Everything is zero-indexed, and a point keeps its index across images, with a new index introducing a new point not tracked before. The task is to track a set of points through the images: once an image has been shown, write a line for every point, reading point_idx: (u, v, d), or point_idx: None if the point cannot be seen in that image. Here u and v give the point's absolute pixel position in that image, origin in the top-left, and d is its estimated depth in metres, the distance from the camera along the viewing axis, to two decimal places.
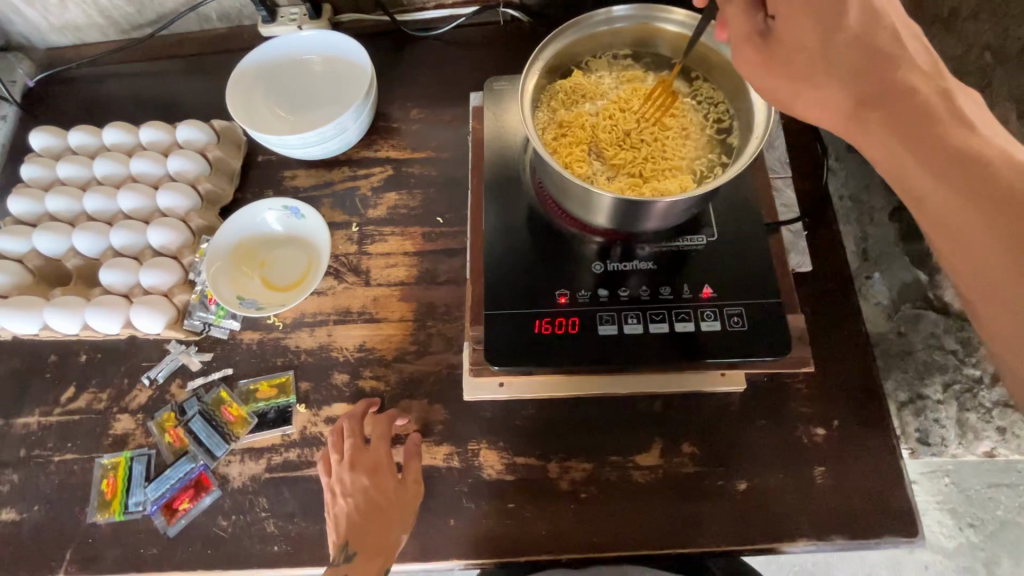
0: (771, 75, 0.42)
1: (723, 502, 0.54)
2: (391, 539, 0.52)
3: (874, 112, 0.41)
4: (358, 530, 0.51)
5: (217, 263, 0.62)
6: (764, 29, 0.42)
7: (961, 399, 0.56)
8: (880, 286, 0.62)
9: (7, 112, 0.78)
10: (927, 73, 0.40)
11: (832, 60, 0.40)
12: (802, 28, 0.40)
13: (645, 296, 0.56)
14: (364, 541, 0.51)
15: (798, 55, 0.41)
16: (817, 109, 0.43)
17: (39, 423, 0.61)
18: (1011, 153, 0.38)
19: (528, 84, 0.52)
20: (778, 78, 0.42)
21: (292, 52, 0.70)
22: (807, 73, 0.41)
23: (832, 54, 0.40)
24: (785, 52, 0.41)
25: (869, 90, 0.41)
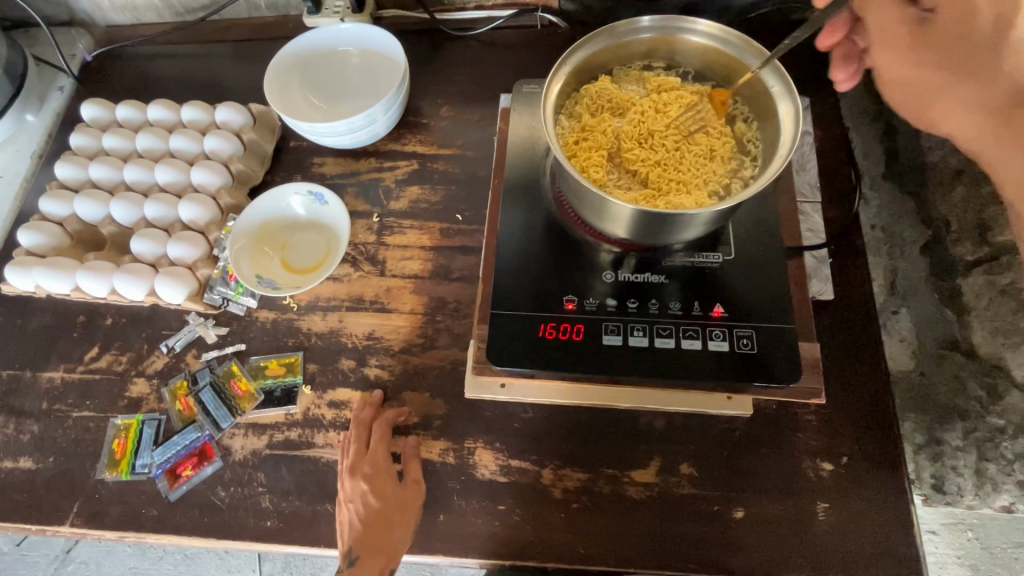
0: (910, 68, 0.40)
1: (718, 529, 0.53)
2: (392, 541, 0.54)
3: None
4: (361, 536, 0.53)
5: (241, 242, 0.64)
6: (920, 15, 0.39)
7: (981, 447, 0.53)
8: (906, 322, 0.59)
9: (64, 83, 0.82)
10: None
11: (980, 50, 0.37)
12: (958, 21, 0.37)
13: (655, 310, 0.55)
14: (365, 547, 0.54)
15: (948, 51, 0.38)
16: (946, 116, 0.40)
17: (62, 378, 0.64)
18: None
19: (554, 87, 0.52)
20: (916, 74, 0.40)
21: (330, 43, 0.72)
22: (959, 78, 0.38)
23: (983, 60, 0.37)
24: (939, 40, 0.38)
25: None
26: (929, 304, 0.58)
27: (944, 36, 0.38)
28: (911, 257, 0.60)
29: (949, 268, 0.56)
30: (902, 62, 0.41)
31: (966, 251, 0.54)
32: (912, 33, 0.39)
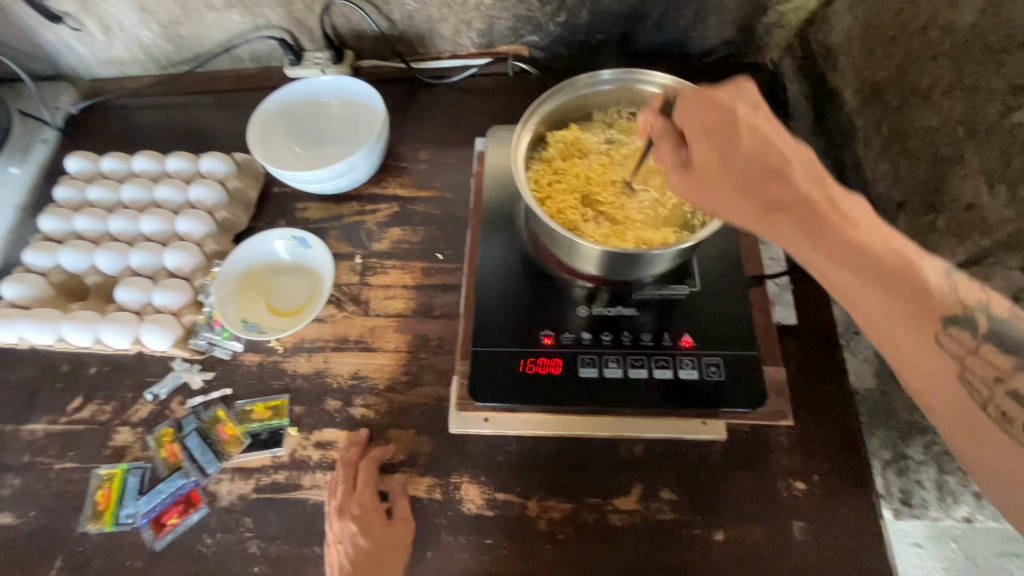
0: (693, 194, 0.47)
1: (699, 553, 0.54)
2: None
3: (782, 216, 0.43)
4: None
5: (226, 287, 0.66)
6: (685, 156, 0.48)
7: (941, 461, 0.55)
8: (867, 342, 0.62)
9: (48, 136, 0.84)
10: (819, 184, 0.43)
11: (731, 175, 0.44)
12: (705, 155, 0.45)
13: (628, 341, 0.58)
14: None
15: (708, 177, 0.46)
16: (731, 221, 0.46)
17: (44, 430, 0.64)
18: (904, 250, 0.40)
19: (523, 138, 0.56)
20: (698, 195, 0.47)
21: (312, 95, 0.75)
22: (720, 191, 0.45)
23: (733, 175, 0.44)
24: (699, 171, 0.46)
25: (777, 200, 0.43)
26: None
27: (703, 167, 0.46)
28: None
29: None
30: (685, 189, 0.47)
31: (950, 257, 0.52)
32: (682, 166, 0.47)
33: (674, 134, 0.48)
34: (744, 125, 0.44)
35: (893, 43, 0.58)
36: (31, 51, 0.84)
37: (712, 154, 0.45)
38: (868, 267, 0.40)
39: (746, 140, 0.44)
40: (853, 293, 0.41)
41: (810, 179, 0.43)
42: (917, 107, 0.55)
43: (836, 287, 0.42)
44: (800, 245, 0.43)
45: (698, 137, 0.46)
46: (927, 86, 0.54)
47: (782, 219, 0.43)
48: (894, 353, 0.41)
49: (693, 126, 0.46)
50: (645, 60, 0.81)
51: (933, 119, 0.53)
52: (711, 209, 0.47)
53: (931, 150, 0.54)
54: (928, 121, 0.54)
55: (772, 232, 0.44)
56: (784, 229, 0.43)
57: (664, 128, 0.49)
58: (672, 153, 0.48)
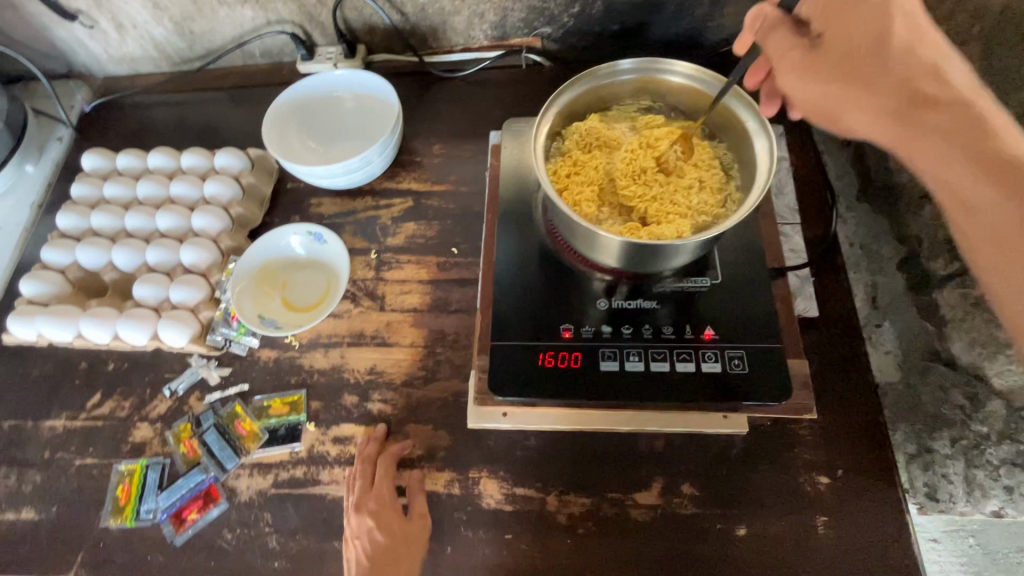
0: (816, 82, 0.44)
1: (722, 548, 0.53)
2: None
3: (925, 112, 0.39)
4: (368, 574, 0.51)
5: (242, 283, 0.65)
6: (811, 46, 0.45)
7: (969, 455, 0.53)
8: (889, 335, 0.61)
9: (63, 134, 0.85)
10: (972, 90, 0.39)
11: (876, 62, 0.41)
12: (842, 38, 0.43)
13: (648, 335, 0.57)
14: None
15: (842, 61, 0.43)
16: (857, 117, 0.43)
17: (64, 426, 0.64)
18: None
19: (542, 127, 0.55)
20: (824, 82, 0.44)
21: (326, 90, 0.75)
22: (854, 77, 0.42)
23: (877, 59, 0.41)
24: (833, 53, 0.43)
25: (922, 92, 0.40)
26: (911, 318, 0.60)
27: (838, 51, 0.43)
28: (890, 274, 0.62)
29: (926, 283, 0.58)
30: (811, 75, 0.44)
31: (940, 266, 0.57)
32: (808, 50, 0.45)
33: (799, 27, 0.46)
34: (900, 9, 0.41)
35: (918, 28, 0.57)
36: (45, 49, 0.85)
37: (854, 35, 0.42)
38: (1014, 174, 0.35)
39: (900, 28, 0.41)
40: (991, 205, 0.36)
41: (964, 83, 0.39)
42: None
43: (970, 197, 0.37)
44: (943, 145, 0.38)
45: (833, 21, 0.43)
46: None
47: (926, 116, 0.39)
48: (1007, 268, 0.35)
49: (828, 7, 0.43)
50: (660, 52, 0.80)
51: None
52: (835, 104, 0.44)
53: None
54: None
55: (905, 131, 0.40)
56: (925, 123, 0.39)
57: (783, 21, 0.47)
58: (795, 42, 0.46)
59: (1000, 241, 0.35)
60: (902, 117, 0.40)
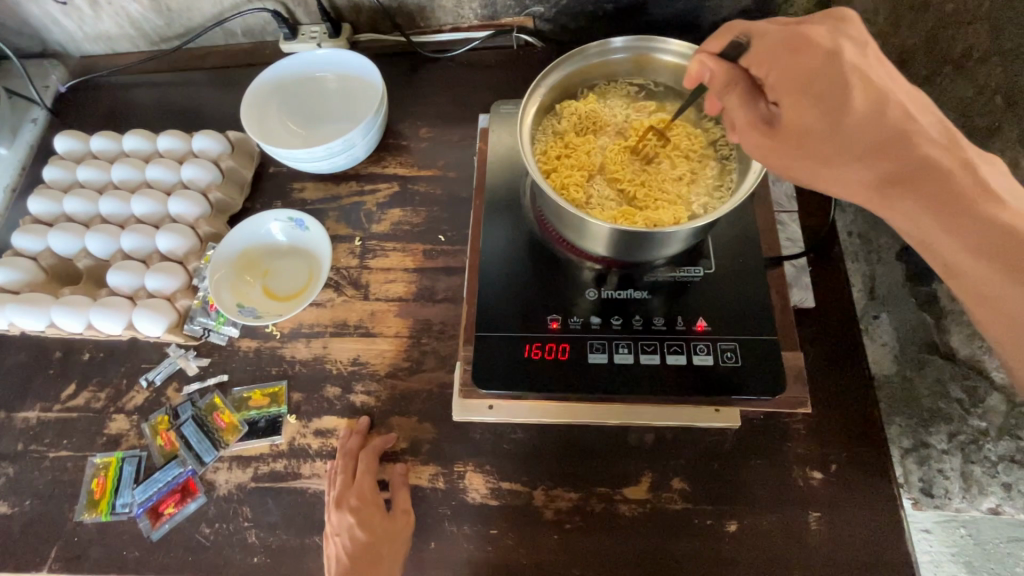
0: (783, 160, 0.43)
1: (712, 545, 0.52)
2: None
3: (900, 188, 0.40)
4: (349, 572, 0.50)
5: (221, 270, 0.63)
6: (768, 114, 0.43)
7: (966, 450, 0.52)
8: (887, 327, 0.59)
9: (37, 116, 0.82)
10: (946, 147, 0.39)
11: (844, 143, 0.40)
12: (803, 115, 0.40)
13: (638, 326, 0.55)
14: None
15: (807, 140, 0.41)
16: (838, 184, 0.42)
17: (38, 417, 0.62)
18: None
19: (529, 109, 0.53)
20: (791, 158, 0.43)
21: (307, 69, 0.72)
22: (826, 158, 0.41)
23: (846, 137, 0.39)
24: (792, 135, 0.42)
25: (894, 169, 0.39)
26: (908, 309, 0.58)
27: (797, 131, 0.41)
28: (887, 263, 0.60)
29: (925, 274, 0.56)
30: (767, 154, 0.44)
31: None
32: (767, 129, 0.43)
33: (750, 91, 0.43)
34: (853, 79, 0.39)
35: (925, 7, 0.54)
36: (17, 26, 0.81)
37: (816, 115, 0.40)
38: (998, 242, 0.37)
39: (862, 97, 0.39)
40: (979, 276, 0.38)
41: (934, 139, 0.39)
42: (949, 76, 0.52)
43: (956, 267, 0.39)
44: (920, 211, 0.39)
45: (795, 94, 0.40)
46: (962, 53, 0.50)
47: (904, 191, 0.40)
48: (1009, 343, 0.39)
49: (789, 80, 0.40)
50: (656, 32, 0.77)
51: (969, 89, 0.50)
52: (815, 177, 0.43)
53: (964, 122, 0.51)
54: (962, 91, 0.51)
55: (887, 205, 0.41)
56: (899, 197, 0.40)
57: (732, 76, 0.44)
58: (746, 108, 0.44)
59: (1000, 312, 0.38)
60: (881, 189, 0.40)
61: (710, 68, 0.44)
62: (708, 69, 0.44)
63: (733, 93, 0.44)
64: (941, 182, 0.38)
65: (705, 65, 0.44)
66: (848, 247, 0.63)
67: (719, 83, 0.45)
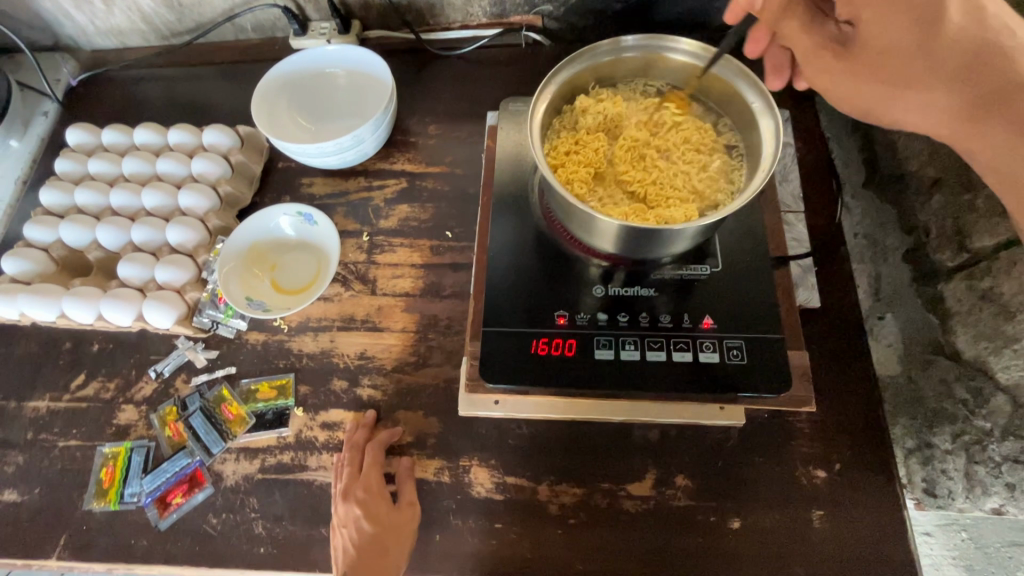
0: (860, 80, 0.46)
1: (715, 541, 0.53)
2: (389, 568, 0.51)
3: (989, 114, 0.41)
4: (354, 563, 0.51)
5: (230, 264, 0.64)
6: (840, 36, 0.47)
7: (970, 451, 0.52)
8: (892, 328, 0.60)
9: (49, 108, 0.82)
10: None
11: (931, 60, 0.42)
12: (885, 30, 0.43)
13: (645, 323, 0.56)
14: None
15: (891, 57, 0.43)
16: (914, 110, 0.45)
17: (48, 407, 0.63)
18: None
19: (540, 106, 0.53)
20: (871, 83, 0.45)
21: (318, 65, 0.72)
22: (905, 78, 0.43)
23: (930, 54, 0.42)
24: (869, 52, 0.44)
25: (975, 91, 0.41)
26: (912, 309, 0.59)
27: (871, 52, 0.44)
28: (894, 264, 0.61)
29: (931, 273, 0.57)
30: (842, 75, 0.46)
31: (947, 257, 0.55)
32: (838, 50, 0.46)
33: (818, 18, 0.48)
34: None
35: None
36: (29, 20, 0.82)
37: (903, 30, 0.42)
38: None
39: (956, 14, 0.41)
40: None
41: None
42: None
43: None
44: (1006, 131, 0.40)
45: (876, 12, 0.43)
46: None
47: (996, 118, 0.41)
48: None
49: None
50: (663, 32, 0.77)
51: None
52: (892, 102, 0.45)
53: None
54: None
55: (973, 133, 0.42)
56: (988, 119, 0.41)
57: (796, 3, 0.48)
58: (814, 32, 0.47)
59: None
60: (965, 115, 0.42)
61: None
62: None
63: (796, 21, 0.48)
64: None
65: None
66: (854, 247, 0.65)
67: (777, 8, 0.49)
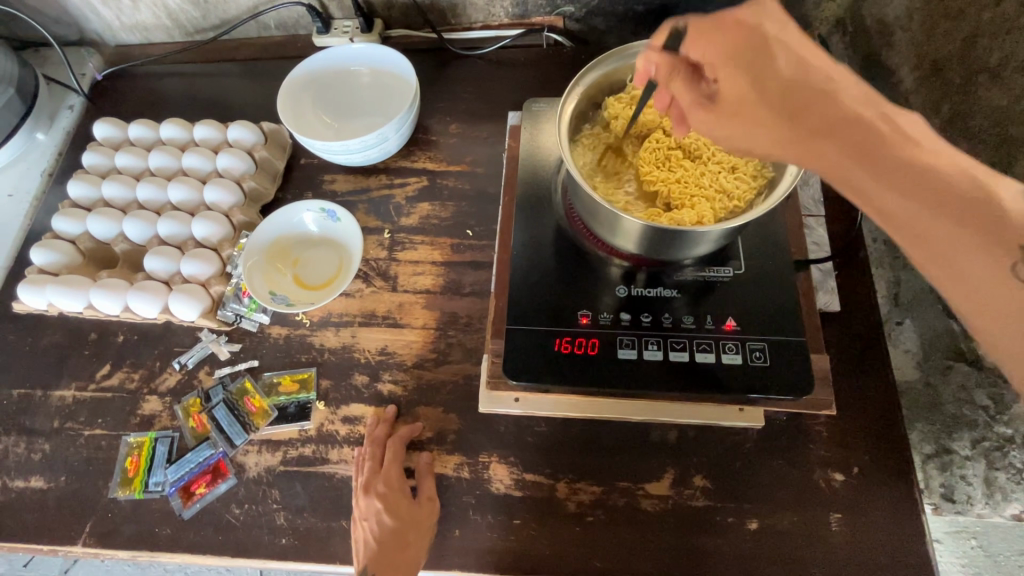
0: (730, 133, 0.43)
1: (731, 541, 0.53)
2: (408, 562, 0.52)
3: (824, 141, 0.38)
4: (376, 556, 0.51)
5: (254, 259, 0.64)
6: (709, 92, 0.43)
7: (991, 457, 0.53)
8: (910, 333, 0.60)
9: (74, 102, 0.84)
10: (863, 101, 0.38)
11: (773, 104, 0.39)
12: (738, 84, 0.41)
13: (667, 324, 0.56)
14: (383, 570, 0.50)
15: (744, 106, 0.41)
16: (772, 149, 0.41)
17: (73, 396, 0.64)
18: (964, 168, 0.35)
19: (568, 105, 0.54)
20: (734, 130, 0.42)
21: (342, 63, 0.73)
22: (752, 119, 0.41)
23: (779, 98, 0.39)
24: (728, 107, 0.42)
25: (815, 124, 0.38)
26: (933, 316, 0.58)
27: (731, 101, 0.41)
28: (914, 269, 0.60)
29: None
30: (712, 128, 0.43)
31: None
32: (708, 105, 0.43)
33: (691, 73, 0.44)
34: (778, 47, 0.40)
35: (960, 15, 0.54)
36: (57, 16, 0.83)
37: (743, 81, 0.40)
38: (918, 177, 0.35)
39: (782, 59, 0.39)
40: (904, 213, 0.36)
41: (853, 95, 0.38)
42: (984, 85, 0.52)
43: (881, 207, 0.36)
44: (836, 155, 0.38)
45: (726, 66, 0.41)
46: (996, 62, 0.51)
47: (827, 146, 0.38)
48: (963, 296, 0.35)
49: (720, 51, 0.41)
50: None
51: (1004, 97, 0.50)
52: (738, 140, 0.42)
53: (998, 130, 0.51)
54: (997, 99, 0.51)
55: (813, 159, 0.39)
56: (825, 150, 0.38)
57: (671, 62, 0.45)
58: (688, 87, 0.44)
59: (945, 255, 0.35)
60: (805, 143, 0.39)
61: (654, 61, 0.46)
62: (652, 63, 0.46)
63: (675, 79, 0.45)
64: (860, 130, 0.37)
65: (650, 59, 0.46)
66: (874, 252, 0.64)
67: (664, 73, 0.46)
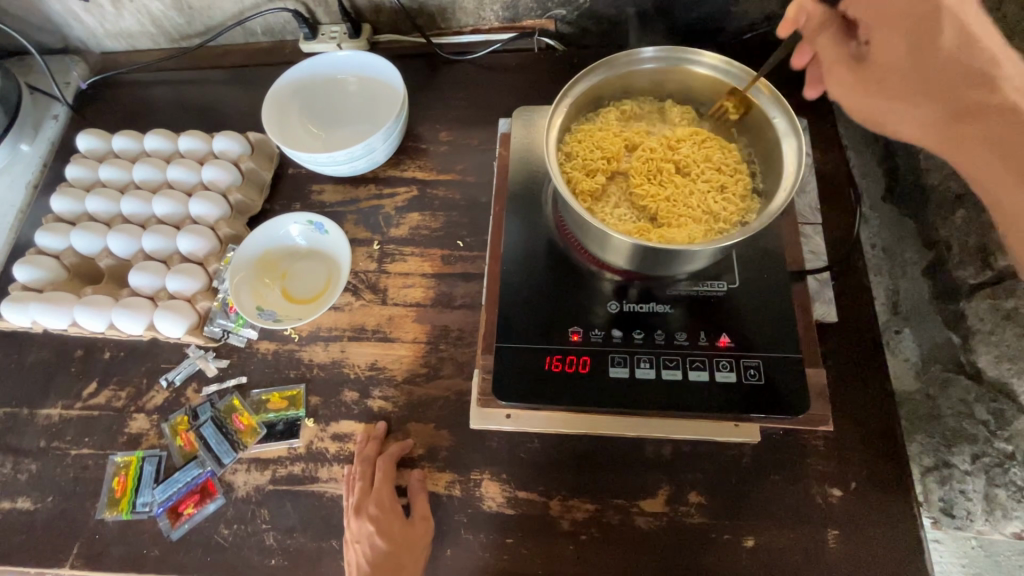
0: (869, 97, 0.44)
1: (728, 560, 0.52)
2: None
3: (967, 126, 0.39)
4: None
5: (239, 274, 0.63)
6: (856, 53, 0.44)
7: (991, 473, 0.51)
8: (910, 343, 0.60)
9: (59, 112, 0.82)
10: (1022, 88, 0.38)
11: (926, 80, 0.40)
12: (891, 49, 0.41)
13: (660, 340, 0.55)
14: None
15: (888, 74, 0.42)
16: (904, 124, 0.43)
17: (60, 415, 0.63)
18: None
19: (557, 118, 0.52)
20: (875, 101, 0.43)
21: (328, 71, 0.71)
22: (898, 93, 0.42)
23: (926, 72, 0.40)
24: (878, 71, 0.42)
25: (965, 103, 0.39)
26: (933, 327, 0.58)
27: (880, 67, 0.42)
28: (913, 278, 0.60)
29: (950, 291, 0.56)
30: (853, 91, 0.44)
31: (969, 274, 0.54)
32: (854, 66, 0.44)
33: (842, 30, 0.45)
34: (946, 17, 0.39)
35: None
36: (40, 23, 0.82)
37: (899, 48, 0.40)
38: None
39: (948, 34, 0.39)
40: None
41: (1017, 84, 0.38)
42: None
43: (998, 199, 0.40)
44: (980, 149, 0.40)
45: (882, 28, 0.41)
46: None
47: (969, 132, 0.40)
48: None
49: (880, 15, 0.40)
50: (678, 37, 0.76)
51: None
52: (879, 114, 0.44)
53: None
54: None
55: (956, 144, 0.41)
56: (966, 131, 0.40)
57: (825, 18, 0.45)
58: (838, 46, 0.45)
59: None
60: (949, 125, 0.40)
61: (808, 10, 0.45)
62: (805, 12, 0.45)
63: (824, 33, 0.45)
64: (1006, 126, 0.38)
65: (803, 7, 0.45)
66: (872, 259, 0.64)
67: (813, 24, 0.46)
